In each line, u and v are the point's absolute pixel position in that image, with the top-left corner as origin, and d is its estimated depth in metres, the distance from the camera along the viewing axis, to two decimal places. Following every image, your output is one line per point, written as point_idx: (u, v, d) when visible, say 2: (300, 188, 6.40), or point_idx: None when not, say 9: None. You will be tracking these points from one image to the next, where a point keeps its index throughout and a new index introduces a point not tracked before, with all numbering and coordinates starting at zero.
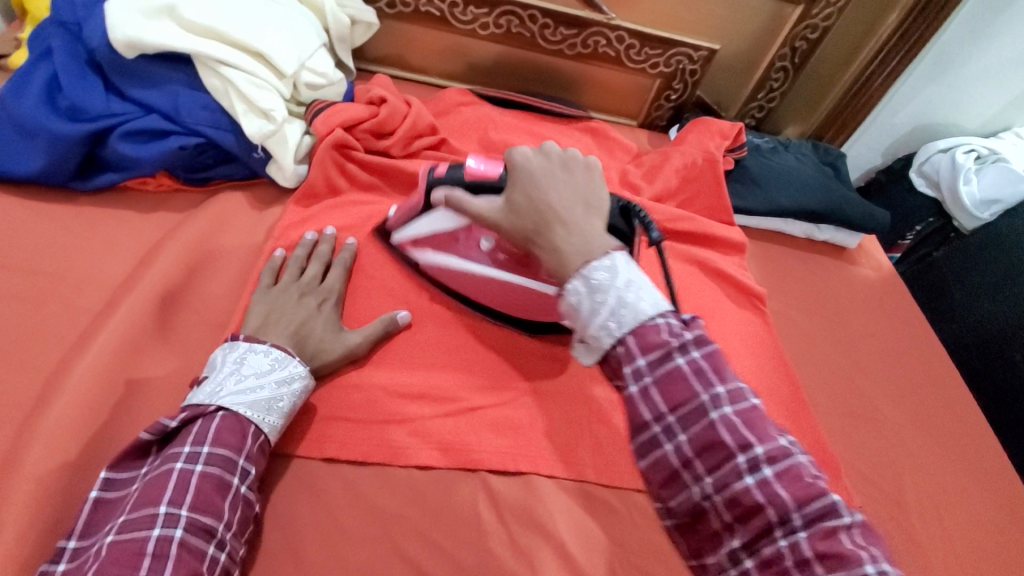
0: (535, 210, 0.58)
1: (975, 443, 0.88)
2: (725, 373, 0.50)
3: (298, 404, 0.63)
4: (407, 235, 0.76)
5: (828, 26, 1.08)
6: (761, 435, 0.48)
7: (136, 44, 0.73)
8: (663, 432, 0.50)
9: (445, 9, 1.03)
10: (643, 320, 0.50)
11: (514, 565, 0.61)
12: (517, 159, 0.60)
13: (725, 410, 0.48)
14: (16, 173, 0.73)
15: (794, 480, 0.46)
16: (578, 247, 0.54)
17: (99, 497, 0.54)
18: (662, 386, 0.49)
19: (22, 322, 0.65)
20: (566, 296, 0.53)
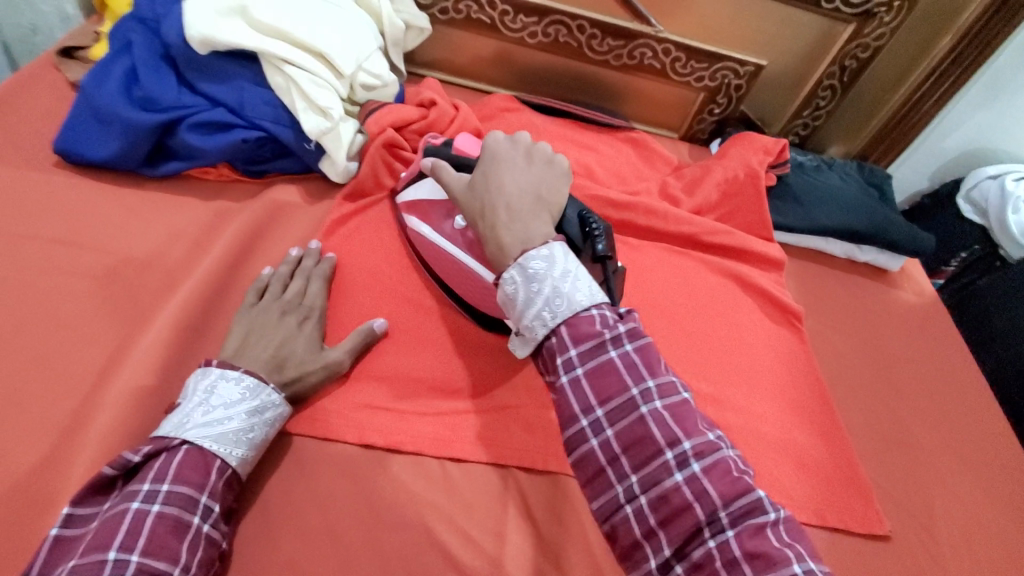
0: (485, 194, 0.62)
1: (1012, 477, 0.86)
2: (657, 368, 0.53)
3: (269, 432, 0.62)
4: (406, 198, 0.81)
5: (880, 46, 1.07)
6: (690, 430, 0.51)
7: (209, 42, 0.77)
8: (592, 426, 0.52)
9: (496, 17, 1.06)
10: (577, 312, 0.54)
11: (541, 560, 0.62)
12: (490, 144, 0.67)
13: (654, 404, 0.52)
14: (91, 158, 0.78)
15: (722, 476, 0.49)
16: (515, 232, 0.58)
17: (59, 534, 0.52)
18: (594, 378, 0.52)
19: (89, 296, 0.69)
20: (503, 286, 0.56)
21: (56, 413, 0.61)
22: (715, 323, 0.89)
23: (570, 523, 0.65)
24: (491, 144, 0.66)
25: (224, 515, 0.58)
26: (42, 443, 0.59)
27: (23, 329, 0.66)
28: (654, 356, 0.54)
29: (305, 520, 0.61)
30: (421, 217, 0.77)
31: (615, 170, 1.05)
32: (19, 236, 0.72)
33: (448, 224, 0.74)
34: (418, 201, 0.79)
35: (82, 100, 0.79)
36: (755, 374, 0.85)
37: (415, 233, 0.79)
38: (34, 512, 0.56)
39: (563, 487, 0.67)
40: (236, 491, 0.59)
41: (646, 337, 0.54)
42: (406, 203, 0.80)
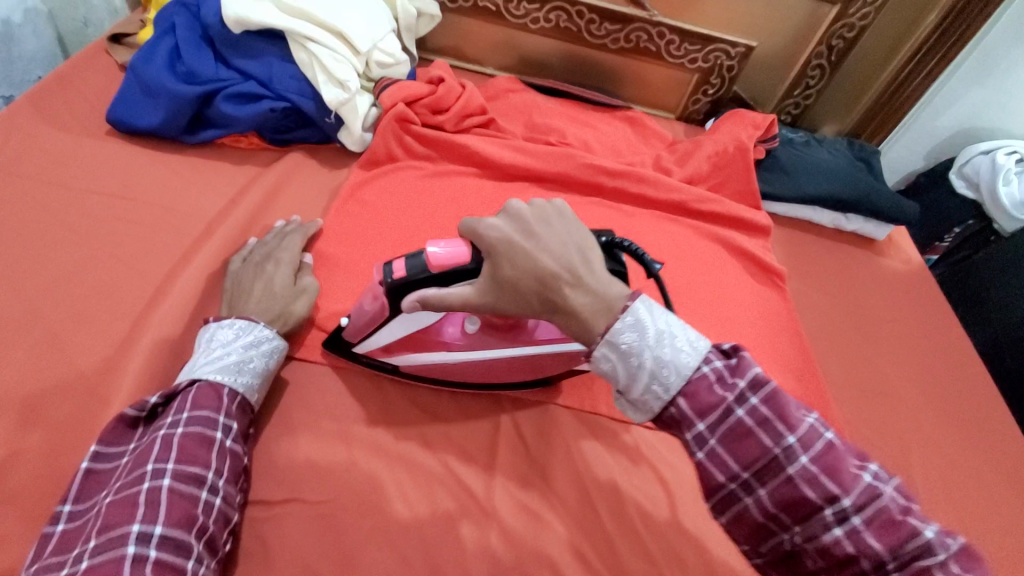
0: (538, 284, 0.52)
1: (987, 426, 0.91)
2: (793, 418, 0.44)
3: (270, 365, 0.66)
4: (378, 344, 0.68)
5: (865, 25, 1.13)
6: (845, 481, 0.42)
7: (243, 21, 0.88)
8: (739, 489, 0.45)
9: (501, 4, 1.14)
10: (688, 375, 0.47)
11: (530, 473, 0.69)
12: (490, 236, 0.54)
13: (801, 461, 0.43)
14: (139, 125, 0.89)
15: (887, 528, 0.41)
16: (596, 309, 0.50)
17: (90, 467, 0.57)
18: (727, 443, 0.45)
19: (139, 241, 0.79)
20: (598, 363, 0.50)
21: (110, 335, 0.71)
22: (701, 282, 0.95)
23: (556, 443, 0.72)
24: (491, 234, 0.54)
25: (244, 436, 0.63)
26: (98, 358, 0.69)
27: (83, 266, 0.76)
28: (788, 402, 0.45)
29: (323, 429, 0.68)
30: (413, 346, 0.69)
31: (611, 145, 1.12)
32: (78, 190, 0.83)
33: (459, 333, 0.68)
34: (397, 340, 0.68)
35: (132, 76, 0.89)
36: (737, 327, 0.91)
37: (411, 364, 0.71)
38: (94, 413, 0.65)
39: (551, 414, 0.75)
40: (250, 415, 0.64)
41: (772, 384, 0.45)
42: (381, 347, 0.69)
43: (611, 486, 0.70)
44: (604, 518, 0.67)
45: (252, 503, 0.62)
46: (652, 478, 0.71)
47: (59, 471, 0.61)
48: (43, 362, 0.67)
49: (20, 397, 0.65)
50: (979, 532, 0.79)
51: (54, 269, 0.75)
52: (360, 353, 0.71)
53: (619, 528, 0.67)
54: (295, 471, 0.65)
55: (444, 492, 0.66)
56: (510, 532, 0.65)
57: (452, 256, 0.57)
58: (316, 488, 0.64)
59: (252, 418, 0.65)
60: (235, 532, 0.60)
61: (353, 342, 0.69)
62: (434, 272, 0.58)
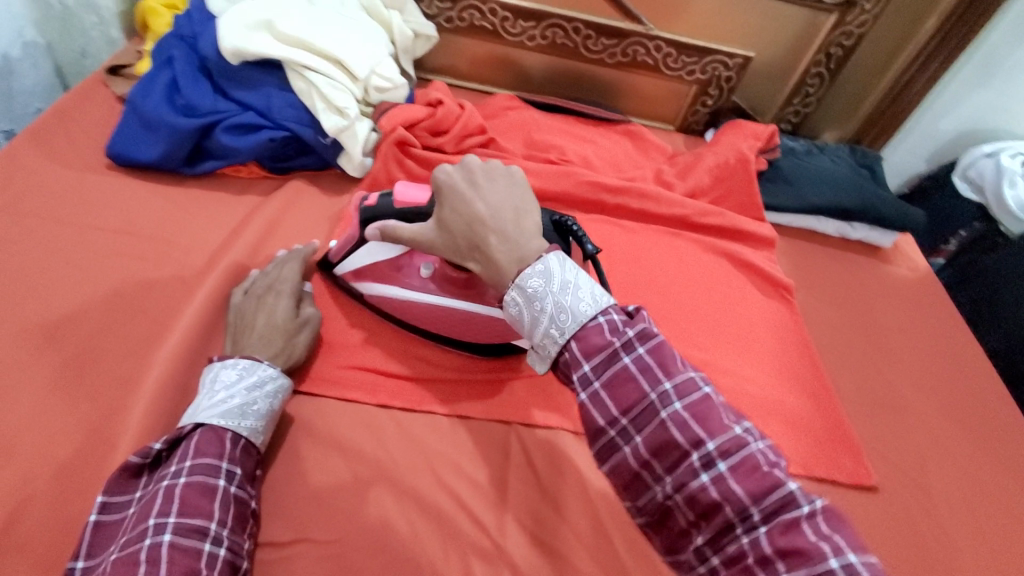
0: (467, 229, 0.55)
1: (1004, 436, 0.89)
2: (673, 367, 0.46)
3: (274, 406, 0.66)
4: (349, 267, 0.79)
5: (863, 33, 1.13)
6: (713, 429, 0.44)
7: (240, 52, 0.88)
8: (618, 436, 0.46)
9: (497, 23, 1.14)
10: (584, 322, 0.48)
11: (541, 502, 0.69)
12: (440, 179, 0.58)
13: (674, 407, 0.45)
14: (138, 159, 0.88)
15: (750, 474, 0.42)
16: (509, 258, 0.52)
17: (98, 520, 0.57)
18: (610, 388, 0.46)
19: (142, 277, 0.79)
20: (507, 308, 0.52)
21: (115, 374, 0.70)
22: (707, 297, 0.95)
23: (566, 471, 0.71)
24: (441, 178, 0.57)
25: (250, 479, 0.62)
26: (104, 398, 0.68)
27: (86, 305, 0.75)
28: (671, 353, 0.47)
29: (332, 464, 0.68)
30: (375, 278, 0.78)
31: (611, 160, 1.12)
32: (79, 227, 0.82)
33: (415, 276, 0.76)
34: (365, 266, 0.77)
35: (131, 110, 0.89)
36: (744, 343, 0.90)
37: (373, 294, 0.79)
38: (100, 456, 0.64)
39: (561, 440, 0.74)
40: (256, 457, 0.64)
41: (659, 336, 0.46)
42: (352, 271, 0.79)
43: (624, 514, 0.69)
44: (617, 547, 0.66)
45: (262, 545, 0.62)
46: None
47: (66, 517, 0.60)
48: (49, 405, 0.67)
49: (26, 442, 0.64)
50: (1003, 549, 0.77)
51: (58, 309, 0.74)
52: (340, 275, 0.81)
53: (633, 556, 0.66)
54: (305, 509, 0.64)
55: (455, 526, 0.65)
56: (523, 565, 0.64)
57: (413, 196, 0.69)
58: (326, 526, 0.63)
59: (259, 460, 0.65)
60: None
61: (337, 262, 0.80)
62: (397, 207, 0.69)
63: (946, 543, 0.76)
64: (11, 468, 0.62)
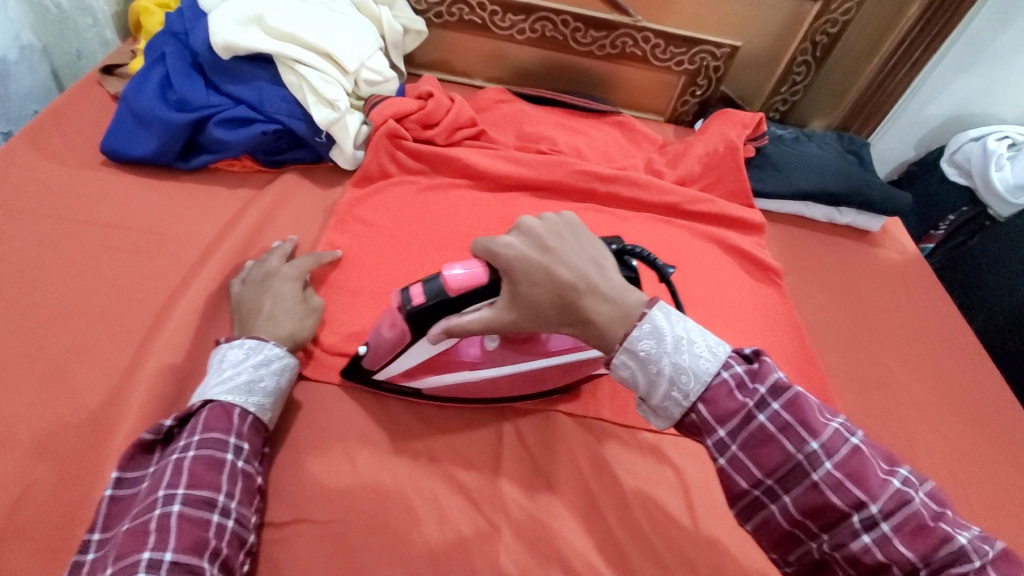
0: (557, 297, 0.53)
1: (992, 411, 0.91)
2: (816, 425, 0.46)
3: (281, 383, 0.67)
4: (397, 370, 0.68)
5: (848, 20, 1.14)
6: (871, 488, 0.44)
7: (231, 47, 0.89)
8: (765, 495, 0.47)
9: (487, 17, 1.15)
10: (707, 381, 0.49)
11: (535, 481, 0.69)
12: (508, 255, 0.55)
13: (826, 468, 0.45)
14: (132, 154, 0.89)
15: (914, 532, 0.42)
16: (613, 318, 0.52)
17: (113, 494, 0.58)
18: (750, 450, 0.47)
19: (138, 269, 0.80)
20: (616, 371, 0.52)
21: (113, 364, 0.71)
22: (698, 282, 0.96)
23: (559, 451, 0.72)
24: (507, 254, 0.55)
25: (258, 455, 0.63)
26: (102, 386, 0.69)
27: (83, 297, 0.76)
28: (810, 409, 0.47)
29: (328, 448, 0.68)
30: (433, 370, 0.69)
31: (602, 150, 1.13)
32: (75, 222, 0.83)
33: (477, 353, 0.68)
34: (418, 364, 0.67)
35: (123, 105, 0.90)
36: (735, 325, 0.91)
37: (433, 387, 0.71)
38: (99, 442, 0.65)
39: (554, 422, 0.75)
40: (264, 434, 0.64)
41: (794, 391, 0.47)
42: (402, 372, 0.68)
43: (618, 491, 0.70)
44: (611, 523, 0.67)
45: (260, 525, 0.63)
46: (658, 481, 0.71)
47: (66, 502, 0.61)
48: (48, 394, 0.68)
49: (26, 430, 0.65)
50: (991, 519, 0.78)
51: (55, 301, 0.75)
52: (382, 379, 0.71)
53: (627, 534, 0.67)
54: (301, 492, 0.65)
55: (451, 505, 0.66)
56: (518, 542, 0.64)
57: (468, 276, 0.57)
58: (322, 507, 0.64)
59: (266, 437, 0.65)
60: (252, 554, 0.59)
61: (376, 368, 0.69)
62: (454, 295, 0.58)
63: None
64: (12, 456, 0.63)
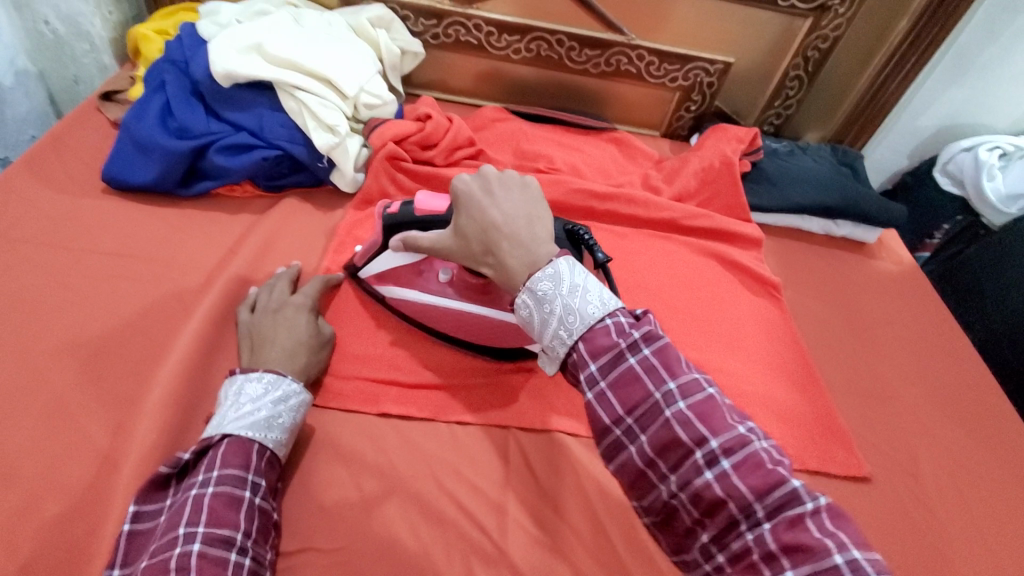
0: (482, 232, 0.59)
1: (993, 423, 0.91)
2: (677, 369, 0.50)
3: (297, 419, 0.67)
4: (372, 270, 0.82)
5: (839, 36, 1.16)
6: (715, 426, 0.47)
7: (231, 75, 0.90)
8: (625, 434, 0.50)
9: (482, 38, 1.17)
10: (592, 324, 0.52)
11: (540, 505, 0.70)
12: (458, 188, 0.62)
13: (678, 406, 0.48)
14: (134, 182, 0.90)
15: (750, 468, 0.46)
16: (521, 261, 0.56)
17: (131, 529, 0.58)
18: (617, 388, 0.50)
19: (141, 299, 0.80)
20: (519, 310, 0.56)
21: (117, 395, 0.71)
22: (698, 298, 0.96)
23: (564, 474, 0.72)
24: (459, 185, 0.61)
25: (272, 491, 0.63)
26: (105, 418, 0.69)
27: (87, 328, 0.76)
28: (675, 356, 0.51)
29: (333, 476, 0.68)
30: (398, 282, 0.81)
31: (599, 167, 1.14)
32: (78, 251, 0.84)
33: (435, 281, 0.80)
34: (387, 271, 0.80)
35: (124, 133, 0.91)
36: (735, 341, 0.92)
37: (395, 297, 0.83)
38: (105, 475, 0.65)
39: (558, 443, 0.75)
40: (278, 470, 0.65)
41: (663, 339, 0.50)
42: (375, 274, 0.82)
43: (624, 513, 0.70)
44: (618, 546, 0.67)
45: None
46: None
47: (74, 538, 0.61)
48: (51, 428, 0.68)
49: (33, 465, 0.65)
50: (996, 533, 0.79)
51: (58, 333, 0.75)
52: (363, 278, 0.84)
53: (634, 555, 0.67)
54: (308, 521, 0.65)
55: (457, 531, 0.66)
56: (524, 565, 0.65)
57: (436, 205, 0.71)
58: (328, 537, 0.64)
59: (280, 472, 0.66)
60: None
61: (360, 266, 0.83)
62: (418, 215, 0.71)
63: (943, 531, 0.77)
64: (16, 492, 0.63)
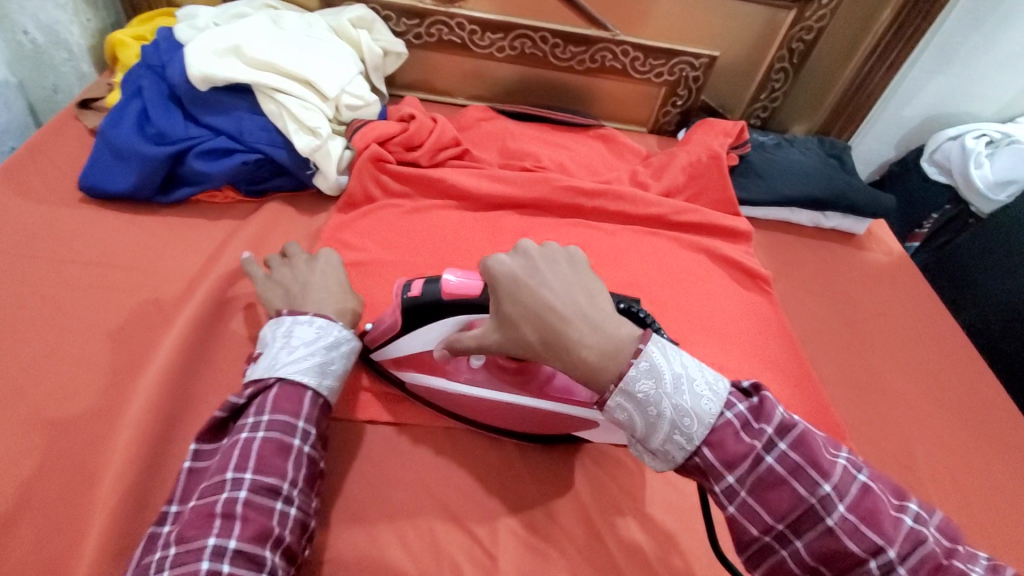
0: (540, 323, 0.53)
1: (986, 410, 0.91)
2: (825, 465, 0.47)
3: (347, 366, 0.68)
4: (389, 354, 0.72)
5: (822, 27, 1.15)
6: (882, 529, 0.45)
7: (209, 78, 0.89)
8: (776, 541, 0.48)
9: (465, 36, 1.16)
10: (711, 423, 0.50)
11: (531, 508, 0.69)
12: (501, 274, 0.55)
13: (840, 512, 0.46)
14: (112, 190, 0.88)
15: (930, 571, 0.44)
16: (600, 350, 0.52)
17: (191, 467, 0.61)
18: (762, 496, 0.48)
19: (120, 308, 0.79)
20: (613, 414, 0.52)
21: (98, 407, 0.70)
22: (687, 292, 0.96)
23: (555, 476, 0.72)
24: (499, 270, 0.55)
25: (321, 440, 0.65)
26: (83, 431, 0.68)
27: (66, 339, 0.75)
28: (817, 448, 0.48)
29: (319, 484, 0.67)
30: (421, 367, 0.72)
31: (586, 164, 1.13)
32: (54, 261, 0.82)
33: (465, 367, 0.70)
34: (408, 355, 0.71)
35: (101, 140, 0.89)
36: (726, 335, 0.91)
37: (418, 383, 0.73)
38: (86, 489, 0.63)
39: (548, 445, 0.74)
40: (328, 416, 0.66)
41: (801, 431, 0.48)
42: (392, 359, 0.73)
43: (615, 515, 0.69)
44: (611, 548, 0.66)
45: None
46: (659, 502, 0.71)
47: (53, 555, 0.59)
48: (27, 443, 0.66)
49: (8, 480, 0.63)
50: (993, 521, 0.78)
51: (34, 345, 0.73)
52: (377, 360, 0.75)
53: (628, 558, 0.66)
54: None
55: (447, 537, 0.65)
56: (516, 570, 0.64)
57: (464, 284, 0.63)
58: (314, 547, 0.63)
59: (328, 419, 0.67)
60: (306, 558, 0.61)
61: (375, 348, 0.73)
62: (446, 297, 0.64)
63: None
64: None
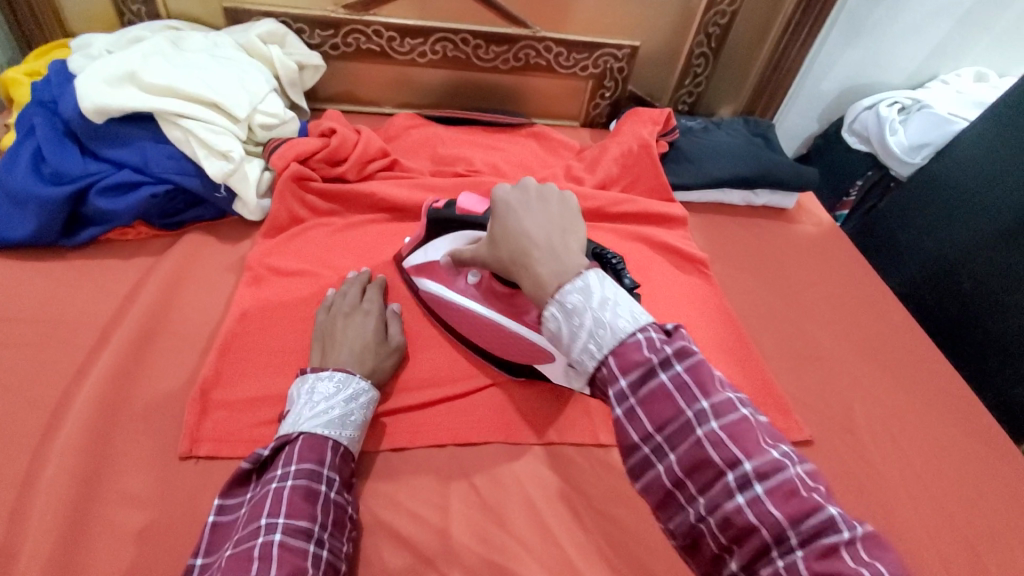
0: (513, 242, 0.55)
1: (918, 366, 0.95)
2: (711, 387, 0.44)
3: (367, 416, 0.69)
4: (414, 261, 0.83)
5: (735, 10, 1.17)
6: (750, 449, 0.42)
7: (103, 109, 0.83)
8: (653, 453, 0.44)
9: (384, 44, 1.12)
10: (623, 338, 0.46)
11: (484, 521, 0.67)
12: (498, 199, 0.59)
13: (711, 426, 0.43)
14: (9, 240, 0.82)
15: (785, 496, 0.40)
16: (549, 270, 0.51)
17: (216, 520, 0.59)
18: (646, 405, 0.44)
19: (28, 365, 0.73)
20: (546, 324, 0.49)
21: (7, 477, 0.64)
22: None
23: (506, 486, 0.71)
24: (498, 197, 0.59)
25: (347, 485, 0.64)
26: None
27: None
28: (710, 372, 0.45)
29: None
30: (432, 276, 0.81)
31: (520, 163, 1.12)
32: None
33: (463, 282, 0.78)
34: (424, 262, 0.81)
35: None
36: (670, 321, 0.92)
37: (427, 292, 0.82)
38: None
39: (499, 455, 0.73)
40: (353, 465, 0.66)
41: (697, 353, 0.44)
42: (416, 265, 0.82)
43: (570, 516, 0.69)
44: (568, 550, 0.66)
45: None
46: (613, 496, 0.71)
47: None
48: None
49: None
50: (933, 475, 0.81)
51: None
52: (406, 268, 0.86)
53: (584, 557, 0.66)
54: None
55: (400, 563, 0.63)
56: None
57: (473, 205, 0.75)
58: None
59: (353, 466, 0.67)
60: None
61: (405, 257, 0.85)
62: (458, 214, 0.76)
63: (883, 483, 0.79)
64: None
